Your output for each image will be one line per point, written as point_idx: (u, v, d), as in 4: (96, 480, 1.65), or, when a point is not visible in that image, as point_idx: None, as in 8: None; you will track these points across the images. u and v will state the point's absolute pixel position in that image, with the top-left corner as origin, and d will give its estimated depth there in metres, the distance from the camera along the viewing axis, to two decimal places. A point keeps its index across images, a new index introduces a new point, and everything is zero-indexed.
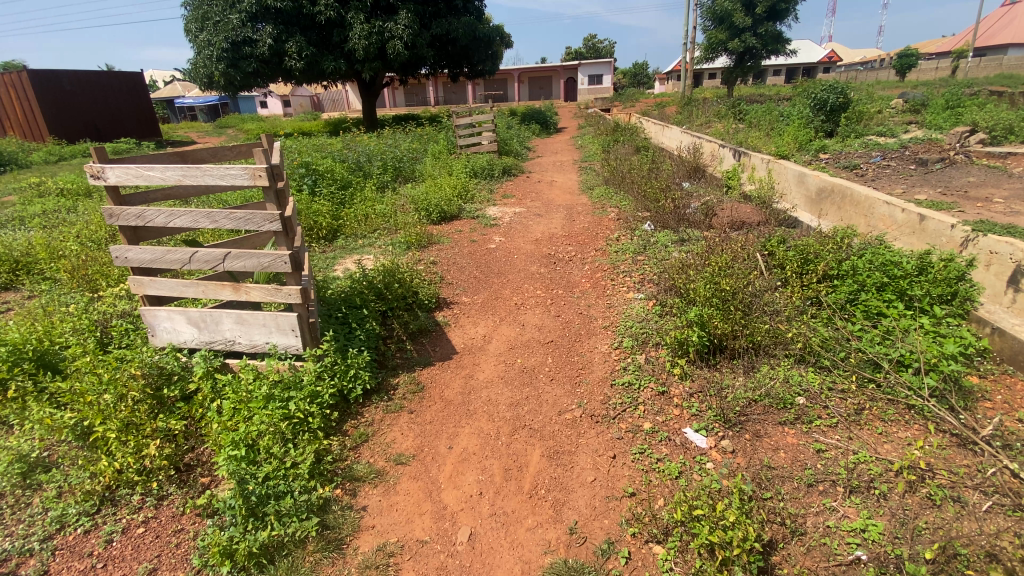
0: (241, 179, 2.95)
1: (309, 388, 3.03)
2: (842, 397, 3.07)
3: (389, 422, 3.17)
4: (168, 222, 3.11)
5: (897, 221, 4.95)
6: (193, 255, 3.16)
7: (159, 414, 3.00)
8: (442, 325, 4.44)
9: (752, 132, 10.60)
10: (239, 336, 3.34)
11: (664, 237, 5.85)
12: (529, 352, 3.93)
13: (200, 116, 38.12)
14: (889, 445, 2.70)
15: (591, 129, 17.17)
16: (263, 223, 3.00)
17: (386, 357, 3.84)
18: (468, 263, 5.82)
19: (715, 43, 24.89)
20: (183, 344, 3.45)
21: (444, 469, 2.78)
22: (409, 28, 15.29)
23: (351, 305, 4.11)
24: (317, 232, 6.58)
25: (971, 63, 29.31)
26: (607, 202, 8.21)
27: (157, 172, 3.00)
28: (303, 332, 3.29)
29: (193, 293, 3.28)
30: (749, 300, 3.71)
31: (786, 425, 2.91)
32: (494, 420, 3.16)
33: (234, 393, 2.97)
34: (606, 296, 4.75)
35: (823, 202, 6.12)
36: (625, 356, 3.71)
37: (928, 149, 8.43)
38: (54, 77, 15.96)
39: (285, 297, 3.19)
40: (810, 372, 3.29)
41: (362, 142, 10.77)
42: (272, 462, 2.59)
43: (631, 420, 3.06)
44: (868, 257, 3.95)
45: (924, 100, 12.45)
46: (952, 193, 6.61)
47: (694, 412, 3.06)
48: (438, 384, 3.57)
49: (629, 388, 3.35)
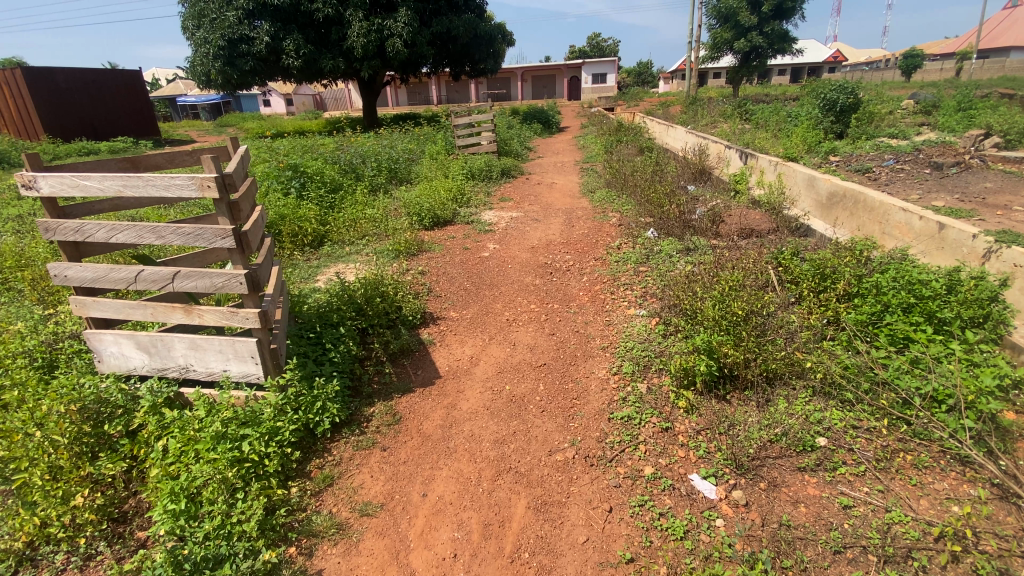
0: (188, 190, 2.60)
1: (269, 425, 2.72)
2: (868, 438, 2.72)
3: (358, 462, 2.83)
4: (109, 237, 2.76)
5: (914, 229, 4.62)
6: (139, 274, 2.83)
7: (96, 456, 2.67)
8: (427, 343, 4.09)
9: (758, 133, 10.19)
10: (193, 362, 3.00)
11: (668, 246, 5.49)
12: (519, 377, 3.57)
13: (203, 113, 39.04)
14: (926, 501, 2.34)
15: (594, 129, 16.79)
16: (215, 238, 2.66)
17: (361, 383, 3.49)
18: (458, 273, 5.46)
19: (719, 42, 24.46)
20: (131, 372, 3.11)
21: (415, 523, 2.43)
22: (408, 26, 14.94)
23: (326, 323, 3.78)
24: (302, 239, 6.23)
25: (979, 63, 28.85)
26: (608, 206, 7.87)
27: (95, 182, 2.66)
28: (264, 359, 2.94)
29: (141, 316, 2.94)
30: (759, 321, 3.38)
31: (807, 472, 2.55)
32: (475, 460, 2.81)
33: (180, 431, 2.64)
34: (605, 312, 4.40)
35: (836, 208, 5.75)
36: (624, 384, 3.36)
37: (943, 151, 8.02)
38: (50, 75, 15.71)
39: (243, 321, 2.84)
40: (831, 407, 2.93)
41: (357, 142, 10.41)
42: (216, 517, 2.28)
43: (630, 463, 2.71)
44: (892, 272, 3.59)
45: (936, 102, 12.00)
46: (970, 199, 6.22)
47: (702, 454, 2.71)
48: (417, 415, 3.22)
49: (628, 424, 2.99)
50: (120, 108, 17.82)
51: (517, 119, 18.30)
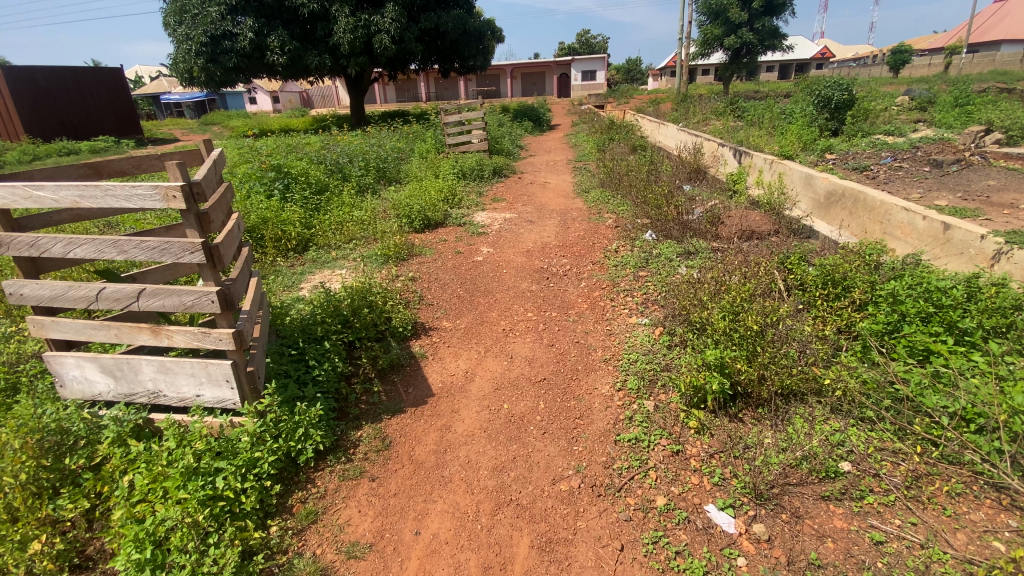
0: (151, 200, 2.34)
1: (245, 457, 2.48)
2: (894, 462, 2.55)
3: (345, 495, 2.61)
4: (65, 252, 2.49)
5: (918, 230, 4.51)
6: (100, 292, 2.56)
7: (57, 494, 2.41)
8: (418, 357, 3.85)
9: (753, 131, 10.03)
10: (163, 387, 2.76)
11: (667, 250, 5.30)
12: (517, 394, 3.35)
13: (188, 111, 38.35)
14: (963, 535, 2.17)
15: (586, 126, 16.55)
16: (183, 254, 2.41)
17: (347, 404, 3.25)
18: (451, 279, 5.22)
19: (709, 38, 24.32)
20: (97, 397, 2.85)
21: (408, 567, 2.21)
22: (396, 22, 14.61)
23: (310, 338, 3.54)
24: (285, 244, 5.95)
25: (966, 59, 29.02)
26: (603, 206, 7.67)
27: (49, 193, 2.39)
28: (240, 383, 2.71)
29: (105, 337, 2.68)
30: (772, 333, 3.18)
31: (832, 502, 2.37)
32: (472, 492, 2.59)
33: (147, 466, 2.39)
34: (606, 321, 4.20)
35: (836, 208, 5.63)
36: (629, 402, 3.15)
37: (942, 148, 7.90)
38: (30, 74, 15.25)
39: (216, 343, 2.60)
40: (852, 428, 2.75)
41: (343, 141, 10.09)
42: (184, 567, 2.05)
43: (641, 493, 2.50)
44: (907, 280, 3.41)
45: (929, 99, 11.90)
46: (973, 198, 6.10)
47: (717, 481, 2.52)
48: (408, 439, 2.99)
49: (636, 447, 2.79)
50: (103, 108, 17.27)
51: (508, 116, 18.01)
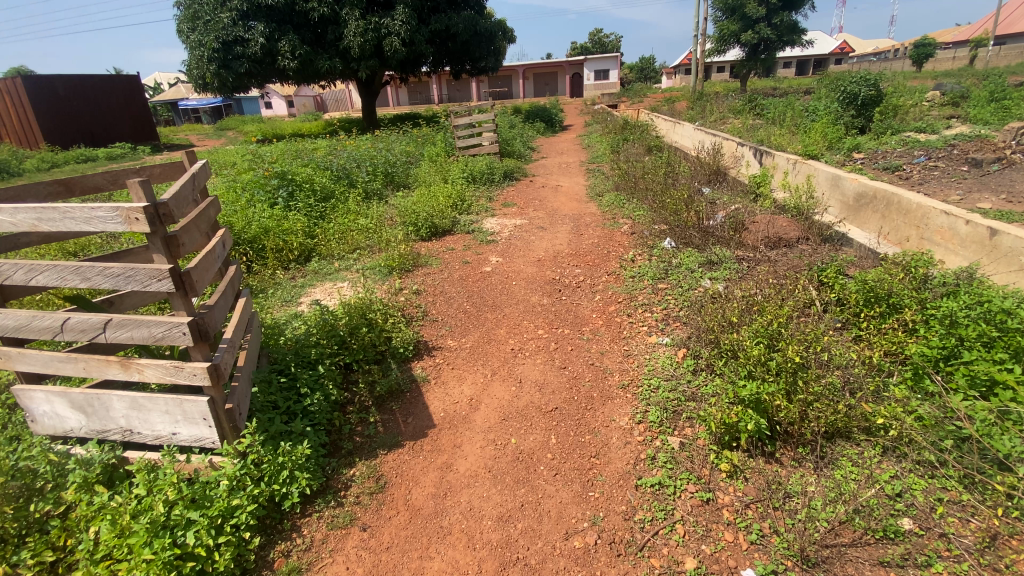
0: (112, 223, 2.10)
1: (221, 507, 2.22)
2: (963, 518, 2.18)
3: (332, 547, 2.34)
4: (27, 279, 2.26)
5: (960, 235, 4.13)
6: (64, 323, 2.32)
7: (13, 547, 2.18)
8: (419, 380, 3.56)
9: (774, 129, 9.59)
10: (136, 424, 2.52)
11: (688, 259, 4.93)
12: (526, 427, 3.05)
13: (203, 117, 38.63)
14: None
15: (599, 126, 16.13)
16: (149, 281, 2.16)
17: (340, 437, 2.99)
18: (458, 292, 4.93)
19: (726, 34, 23.73)
20: (69, 434, 2.64)
21: None
22: (406, 24, 14.42)
23: (303, 361, 3.28)
24: (287, 254, 5.72)
25: (994, 52, 27.98)
26: (618, 211, 7.33)
27: (6, 215, 2.18)
28: (218, 421, 2.45)
29: (73, 371, 2.45)
30: (813, 363, 2.84)
31: (891, 567, 2.03)
32: (473, 547, 2.30)
33: (111, 517, 2.13)
34: (623, 340, 3.86)
35: (865, 211, 5.26)
36: (652, 438, 2.82)
37: (980, 146, 7.38)
38: (48, 82, 15.25)
39: (190, 378, 2.35)
40: (908, 473, 2.40)
41: (351, 146, 9.87)
42: None
43: (667, 553, 2.19)
44: (964, 298, 3.00)
45: (962, 94, 11.31)
46: (1019, 200, 5.63)
47: (755, 539, 2.19)
48: (405, 479, 2.71)
49: (660, 493, 2.47)
50: (118, 113, 17.35)
51: (520, 117, 17.71)
